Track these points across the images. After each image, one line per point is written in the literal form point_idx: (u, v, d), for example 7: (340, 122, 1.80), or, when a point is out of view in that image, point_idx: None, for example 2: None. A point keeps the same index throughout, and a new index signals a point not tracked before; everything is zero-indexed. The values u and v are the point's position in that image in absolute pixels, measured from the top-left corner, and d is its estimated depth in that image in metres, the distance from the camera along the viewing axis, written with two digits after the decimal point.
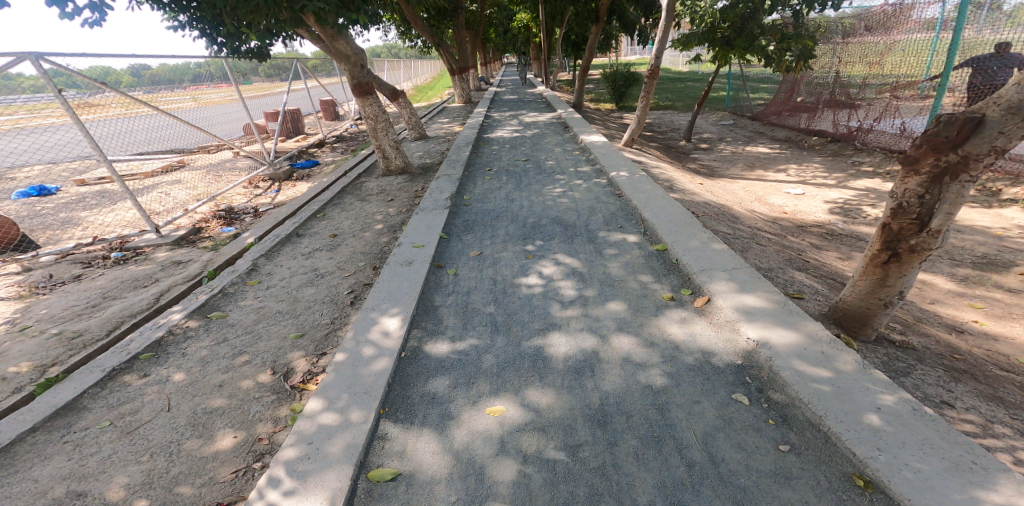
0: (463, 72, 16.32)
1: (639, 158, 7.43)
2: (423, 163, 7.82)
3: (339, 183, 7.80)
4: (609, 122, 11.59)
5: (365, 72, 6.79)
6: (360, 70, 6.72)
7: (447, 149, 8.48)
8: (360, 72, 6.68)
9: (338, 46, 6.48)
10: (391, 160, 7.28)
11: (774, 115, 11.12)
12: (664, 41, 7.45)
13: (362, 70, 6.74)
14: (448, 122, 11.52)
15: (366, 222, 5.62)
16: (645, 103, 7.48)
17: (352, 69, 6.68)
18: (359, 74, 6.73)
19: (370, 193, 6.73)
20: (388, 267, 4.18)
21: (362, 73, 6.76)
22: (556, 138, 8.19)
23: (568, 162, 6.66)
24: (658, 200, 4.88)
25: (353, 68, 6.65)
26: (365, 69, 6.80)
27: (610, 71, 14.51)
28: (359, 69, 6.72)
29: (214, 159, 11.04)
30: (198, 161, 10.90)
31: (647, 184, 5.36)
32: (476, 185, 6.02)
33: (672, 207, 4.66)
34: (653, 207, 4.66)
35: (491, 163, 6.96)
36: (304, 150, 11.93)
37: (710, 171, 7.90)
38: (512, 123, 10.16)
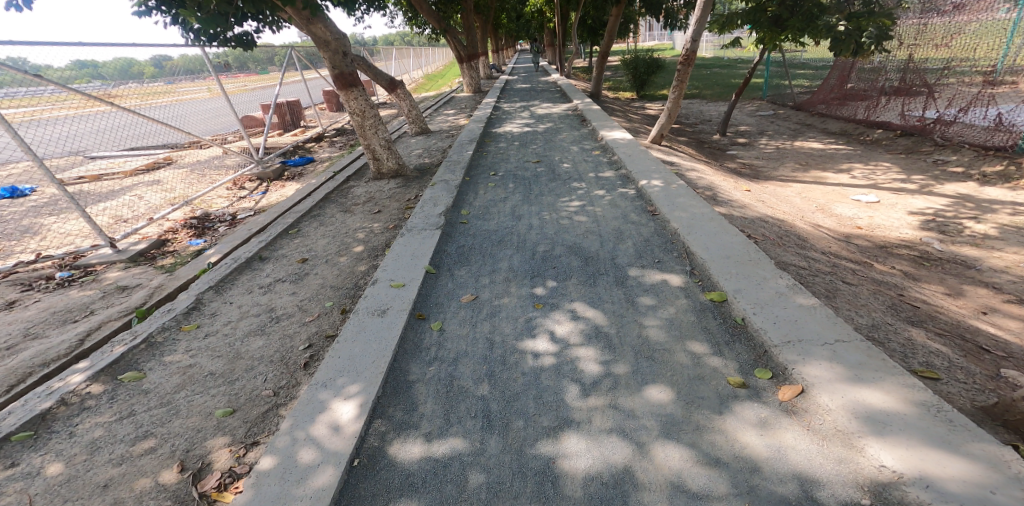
0: (472, 60, 15.06)
1: (671, 157, 6.26)
2: (418, 162, 6.73)
3: (326, 187, 6.45)
4: (632, 113, 10.33)
5: (347, 60, 5.36)
6: (342, 58, 5.29)
7: (449, 145, 7.38)
8: (341, 60, 5.25)
9: (315, 31, 5.07)
10: (382, 163, 6.01)
11: (822, 104, 9.68)
12: (703, 21, 5.95)
13: (344, 59, 5.29)
14: (453, 114, 10.39)
15: (342, 242, 4.62)
16: (678, 94, 6.20)
17: (331, 58, 5.26)
18: (340, 63, 5.31)
19: (352, 199, 5.67)
20: (355, 319, 3.21)
21: (344, 62, 5.33)
22: (573, 133, 7.03)
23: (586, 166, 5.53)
24: (706, 220, 3.74)
25: (332, 55, 5.24)
26: (348, 56, 5.37)
27: (633, 56, 13.10)
28: (339, 58, 5.27)
29: (203, 155, 9.61)
30: (188, 157, 9.56)
31: (690, 196, 4.21)
32: (475, 197, 4.96)
33: (728, 230, 3.52)
34: (702, 232, 3.54)
35: (495, 165, 5.86)
36: (299, 146, 10.59)
37: (758, 171, 6.63)
38: (523, 115, 8.97)
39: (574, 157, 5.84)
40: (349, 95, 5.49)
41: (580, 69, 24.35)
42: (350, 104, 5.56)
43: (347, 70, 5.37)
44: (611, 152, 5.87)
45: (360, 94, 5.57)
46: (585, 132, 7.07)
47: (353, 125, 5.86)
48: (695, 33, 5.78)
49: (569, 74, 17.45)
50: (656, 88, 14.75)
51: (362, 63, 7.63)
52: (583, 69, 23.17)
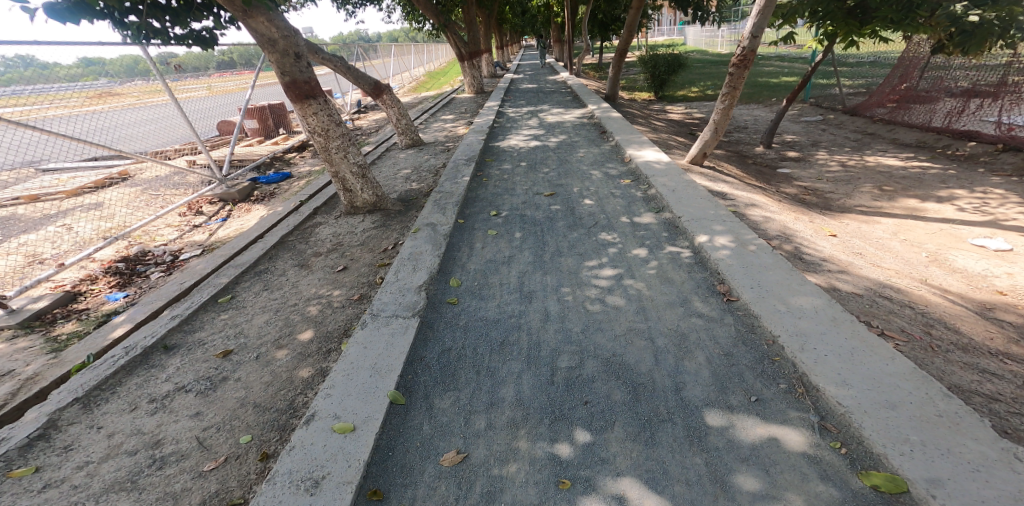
0: (473, 58, 13.65)
1: (721, 182, 4.89)
2: (402, 186, 5.38)
3: (287, 222, 5.09)
4: (656, 118, 8.92)
5: (303, 64, 3.85)
6: (294, 62, 3.78)
7: (441, 163, 6.04)
8: (292, 64, 3.74)
9: (256, 27, 3.55)
10: (357, 194, 4.59)
11: (880, 106, 8.19)
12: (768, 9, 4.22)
13: (297, 63, 3.79)
14: (451, 120, 9.02)
15: (285, 320, 3.40)
16: (729, 104, 4.73)
17: (279, 61, 3.74)
18: (292, 67, 3.80)
19: (311, 242, 4.38)
20: (274, 489, 1.95)
21: (297, 66, 3.81)
22: (593, 149, 5.68)
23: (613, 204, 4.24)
24: (826, 319, 2.47)
25: (280, 58, 3.72)
26: (303, 58, 3.85)
27: (651, 53, 11.67)
28: (289, 61, 3.76)
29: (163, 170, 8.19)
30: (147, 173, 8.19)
31: (780, 265, 2.92)
32: (469, 253, 3.69)
33: (870, 347, 2.26)
34: (831, 350, 2.29)
35: (495, 199, 4.57)
36: (278, 156, 8.95)
37: (827, 196, 5.25)
38: (531, 122, 7.58)
39: (596, 188, 4.52)
40: (305, 108, 3.98)
41: (591, 66, 22.77)
42: (308, 120, 4.06)
43: (301, 76, 3.85)
44: (643, 180, 4.56)
45: (323, 107, 4.07)
46: (606, 148, 5.73)
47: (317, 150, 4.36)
48: (757, 26, 4.29)
49: (579, 72, 15.97)
50: (677, 89, 13.28)
51: (338, 64, 6.34)
52: (594, 66, 21.64)
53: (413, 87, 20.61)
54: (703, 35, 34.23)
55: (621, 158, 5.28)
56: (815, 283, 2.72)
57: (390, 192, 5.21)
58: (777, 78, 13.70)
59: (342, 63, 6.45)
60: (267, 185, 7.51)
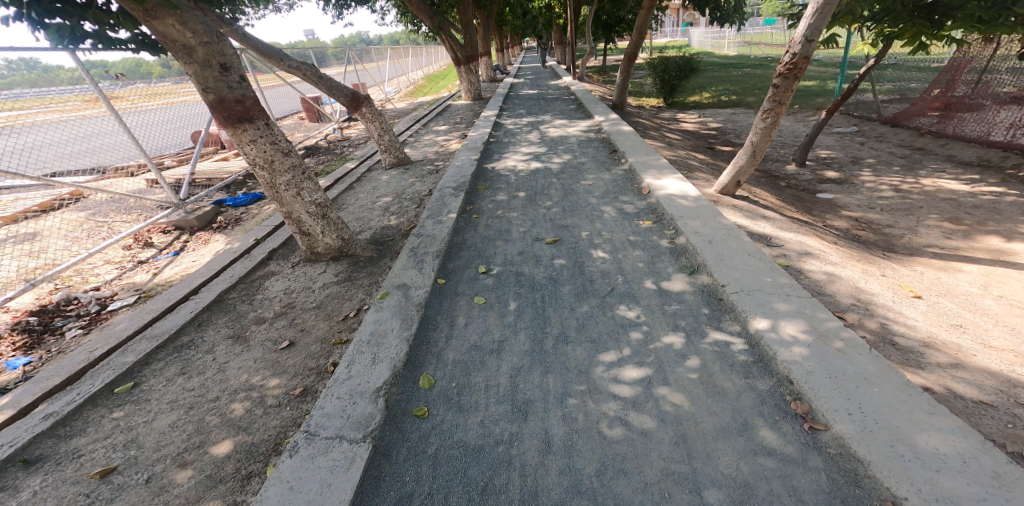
0: (470, 63, 12.76)
1: (761, 218, 4.02)
2: (375, 221, 4.53)
3: (235, 266, 4.23)
4: (669, 130, 8.02)
5: (233, 77, 2.79)
6: (221, 76, 2.72)
7: (425, 189, 5.18)
8: (217, 78, 2.70)
9: (161, 29, 2.51)
10: (318, 238, 3.69)
11: (923, 115, 7.12)
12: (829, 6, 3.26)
13: (224, 77, 2.73)
14: (443, 132, 8.16)
15: (198, 424, 2.58)
16: (771, 122, 3.80)
17: (198, 74, 2.69)
18: (217, 82, 2.74)
19: (254, 301, 3.58)
20: None
21: (224, 81, 2.74)
22: (603, 174, 4.82)
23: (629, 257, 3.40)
24: (986, 478, 1.62)
25: (199, 70, 2.67)
26: (234, 69, 2.79)
27: (661, 56, 10.75)
28: (214, 75, 2.70)
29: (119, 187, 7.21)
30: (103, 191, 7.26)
31: (888, 377, 2.08)
32: (448, 334, 2.89)
33: None
34: None
35: (485, 245, 3.71)
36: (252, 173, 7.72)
37: (886, 231, 4.35)
38: (531, 136, 6.67)
39: (609, 233, 3.67)
40: (240, 135, 2.94)
41: (594, 68, 21.84)
42: (245, 150, 3.03)
43: (232, 93, 2.79)
44: (667, 221, 3.70)
45: (265, 134, 3.04)
46: (618, 173, 4.85)
47: (264, 188, 3.34)
48: (811, 28, 3.34)
49: (584, 75, 14.94)
50: (689, 94, 12.33)
51: (309, 72, 5.22)
52: (597, 70, 20.69)
53: (409, 91, 19.74)
54: (707, 37, 33.42)
55: (637, 187, 4.40)
56: (952, 417, 1.87)
57: (361, 231, 4.34)
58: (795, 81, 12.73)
59: (314, 70, 5.32)
60: (234, 209, 6.52)
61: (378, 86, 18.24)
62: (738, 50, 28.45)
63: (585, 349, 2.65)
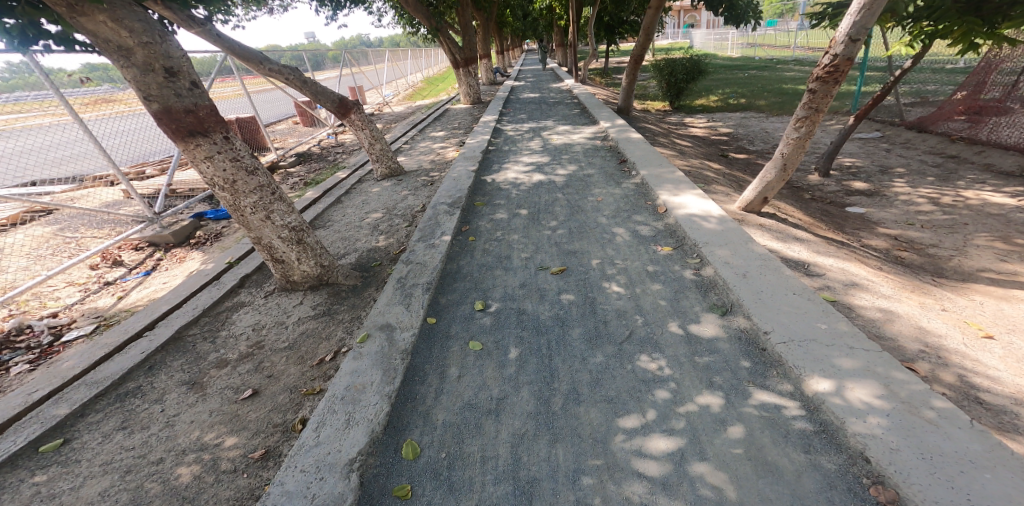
0: (469, 65, 12.32)
1: (793, 239, 3.57)
2: (361, 243, 4.09)
3: (203, 294, 3.78)
4: (679, 136, 7.57)
5: (182, 83, 2.35)
6: (166, 82, 2.28)
7: (417, 204, 4.74)
8: (162, 85, 2.25)
9: (89, 27, 2.07)
10: (294, 265, 3.26)
11: (952, 119, 6.69)
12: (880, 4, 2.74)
13: (170, 83, 2.28)
14: (440, 138, 7.72)
15: (131, 494, 2.13)
16: (806, 132, 3.30)
17: (139, 79, 2.24)
18: (162, 88, 2.29)
19: (217, 340, 3.17)
20: None
21: (171, 88, 2.29)
22: (612, 189, 4.38)
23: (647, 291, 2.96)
24: None
25: (139, 75, 2.23)
26: (184, 74, 2.34)
27: (667, 59, 10.32)
28: (157, 81, 2.25)
29: (91, 198, 6.69)
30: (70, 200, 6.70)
31: (1001, 461, 1.63)
32: (438, 388, 2.45)
33: None
34: None
35: (482, 275, 3.28)
36: None
37: (931, 252, 3.89)
38: (533, 144, 6.23)
39: (623, 261, 3.23)
40: (193, 150, 2.48)
41: (596, 71, 21.39)
42: (200, 168, 2.57)
43: (181, 102, 2.33)
44: (689, 246, 3.26)
45: (225, 149, 2.59)
46: (629, 187, 4.40)
47: (229, 213, 2.86)
48: (856, 26, 2.83)
49: (586, 78, 14.49)
50: (695, 97, 11.88)
51: (292, 76, 4.61)
52: (599, 72, 20.26)
53: (408, 95, 19.30)
54: (709, 39, 32.99)
55: (652, 204, 3.96)
56: None
57: (345, 254, 3.90)
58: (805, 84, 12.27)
59: (300, 74, 4.72)
60: (216, 222, 6.06)
61: (376, 90, 17.79)
62: (741, 52, 28.02)
63: (600, 410, 2.20)
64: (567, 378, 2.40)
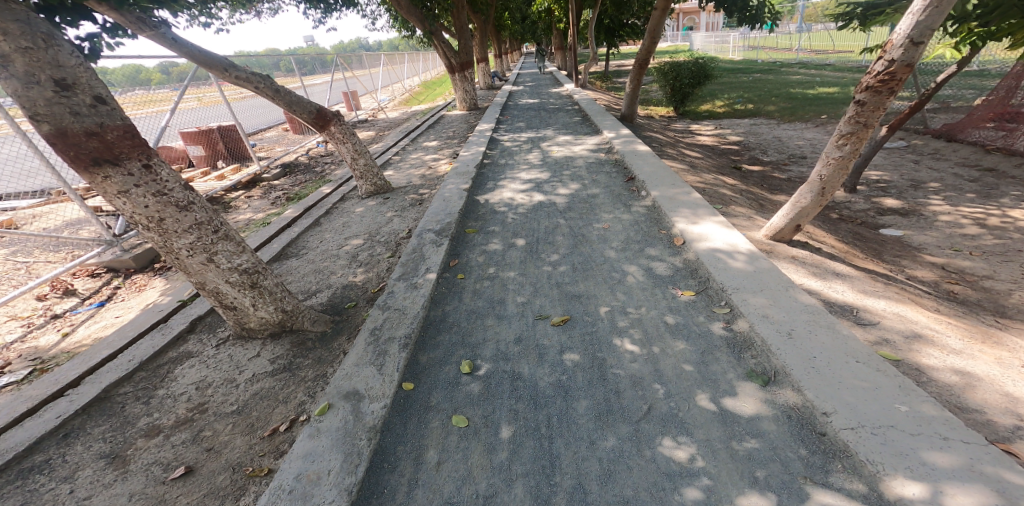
0: (465, 70, 11.84)
1: (831, 275, 3.09)
2: (336, 278, 3.61)
3: (149, 337, 3.30)
4: (688, 145, 7.09)
5: (82, 98, 1.86)
6: (57, 96, 1.78)
7: (401, 228, 4.25)
8: (51, 102, 1.77)
9: None
10: (249, 312, 2.80)
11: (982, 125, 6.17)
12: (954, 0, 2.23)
13: (63, 98, 1.79)
14: (433, 148, 7.23)
15: None
16: (852, 150, 2.81)
17: (21, 94, 1.75)
18: (53, 105, 1.80)
19: (151, 402, 2.68)
20: None
21: (65, 104, 1.80)
22: (620, 213, 3.90)
23: (667, 348, 2.49)
24: None
25: (21, 89, 1.74)
26: (82, 87, 1.85)
27: (672, 62, 9.85)
28: (45, 95, 1.77)
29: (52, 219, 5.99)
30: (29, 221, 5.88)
31: None
32: (410, 479, 1.96)
33: None
34: None
35: (471, 327, 2.82)
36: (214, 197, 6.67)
37: (986, 285, 3.40)
38: (531, 157, 5.74)
39: (637, 310, 2.77)
40: (102, 184, 1.99)
41: (597, 75, 20.90)
42: (115, 204, 2.07)
43: (80, 123, 1.84)
44: (714, 291, 2.78)
45: (144, 181, 2.09)
46: (638, 211, 3.92)
47: (163, 256, 2.36)
48: (920, 27, 2.34)
49: (586, 82, 13.96)
50: (701, 102, 11.39)
51: (262, 84, 4.09)
52: (599, 76, 19.73)
53: (403, 100, 18.77)
54: (709, 42, 32.55)
55: (666, 233, 3.49)
56: None
57: (313, 294, 3.43)
58: (815, 87, 11.76)
59: (272, 82, 4.20)
60: None
61: (370, 95, 17.30)
62: (743, 54, 27.56)
63: None
64: (572, 469, 1.90)
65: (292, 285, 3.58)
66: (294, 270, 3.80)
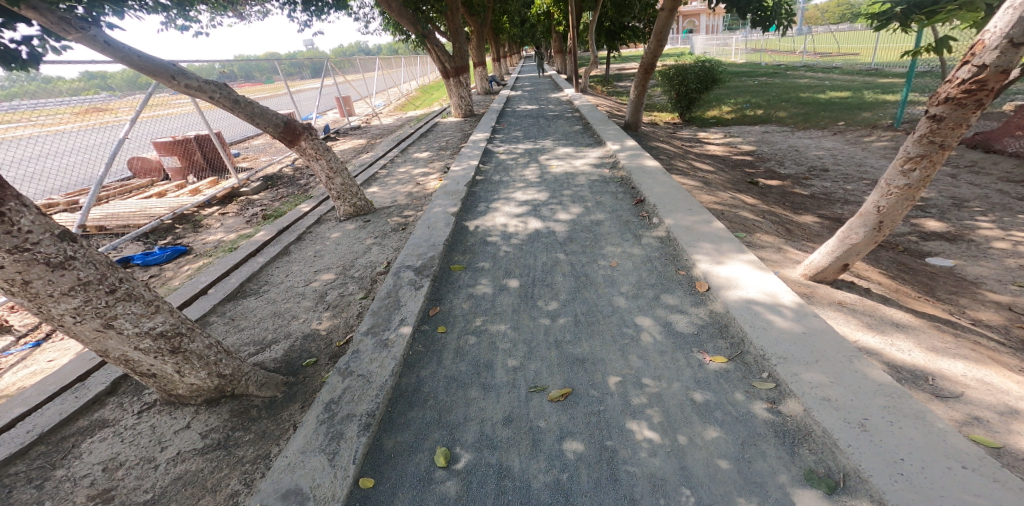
0: (460, 75, 11.33)
1: (889, 328, 2.55)
2: (296, 327, 3.13)
3: (67, 394, 2.80)
4: (698, 157, 6.56)
5: None
6: None
7: (379, 262, 3.72)
8: None
9: None
10: (174, 379, 2.32)
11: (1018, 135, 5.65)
12: None
13: None
14: (424, 161, 6.71)
15: None
16: (922, 178, 2.27)
17: None
18: None
19: (45, 486, 2.19)
20: None
21: None
22: (630, 246, 3.38)
23: (695, 437, 1.96)
24: None
25: None
26: None
27: (678, 67, 9.34)
28: None
29: None
30: None
31: None
32: None
33: None
34: None
35: (452, 401, 2.31)
36: (183, 214, 6.14)
37: None
38: (528, 172, 5.22)
39: (654, 383, 2.26)
40: None
41: (598, 78, 20.36)
42: None
43: None
44: (752, 359, 2.28)
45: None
46: (650, 243, 3.40)
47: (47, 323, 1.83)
48: None
49: (587, 87, 13.45)
50: (707, 107, 10.85)
51: (218, 94, 3.52)
52: (600, 80, 19.18)
53: (399, 105, 18.27)
54: (711, 45, 32.10)
55: (685, 274, 2.97)
56: None
57: (264, 349, 2.95)
58: (826, 91, 11.22)
59: (232, 91, 3.63)
60: (143, 268, 4.89)
61: (365, 100, 16.80)
62: (747, 58, 27.06)
63: None
64: None
65: (248, 334, 3.08)
66: (252, 313, 3.29)
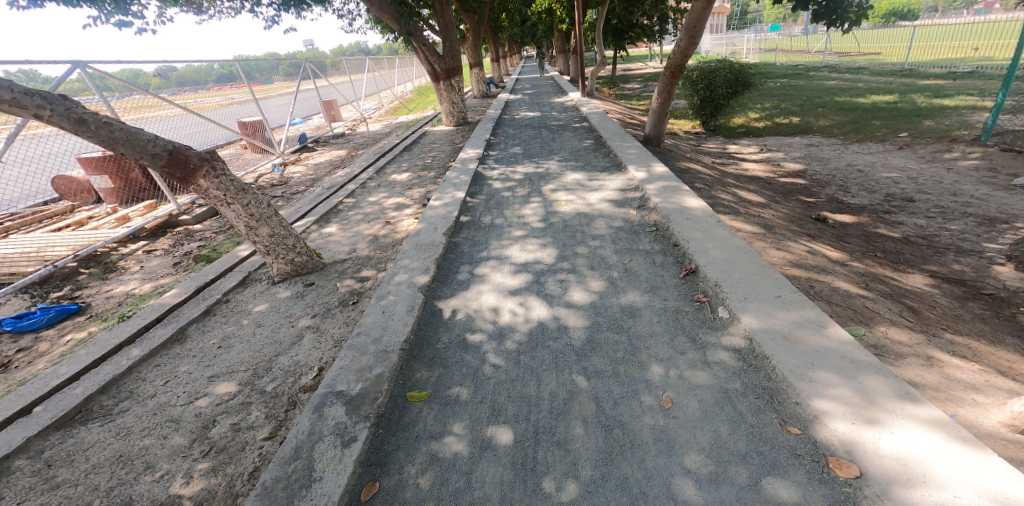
0: (452, 77, 10.04)
1: None
2: (143, 489, 2.00)
3: None
4: (738, 180, 5.32)
5: None
6: None
7: (301, 371, 2.57)
8: None
9: None
10: None
11: None
12: None
13: None
14: (400, 185, 5.46)
15: None
16: None
17: None
18: None
19: None
20: None
21: None
22: (680, 362, 2.20)
23: None
24: None
25: None
26: None
27: (703, 68, 8.07)
28: None
29: None
30: None
31: None
32: None
33: None
34: None
35: None
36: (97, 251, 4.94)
37: None
38: (528, 210, 4.00)
39: None
40: None
41: (605, 80, 19.04)
42: None
43: None
44: None
45: None
46: (722, 360, 2.17)
47: None
48: None
49: (594, 90, 12.20)
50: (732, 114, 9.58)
51: (49, 110, 2.29)
52: (606, 81, 17.88)
53: (391, 109, 17.00)
54: (720, 43, 30.66)
55: (801, 435, 1.76)
56: None
57: None
58: (866, 94, 9.93)
59: (71, 106, 2.39)
60: (9, 339, 3.64)
61: (353, 105, 15.48)
62: (759, 57, 25.67)
63: None
64: None
65: (58, 501, 1.98)
66: (85, 456, 2.21)
